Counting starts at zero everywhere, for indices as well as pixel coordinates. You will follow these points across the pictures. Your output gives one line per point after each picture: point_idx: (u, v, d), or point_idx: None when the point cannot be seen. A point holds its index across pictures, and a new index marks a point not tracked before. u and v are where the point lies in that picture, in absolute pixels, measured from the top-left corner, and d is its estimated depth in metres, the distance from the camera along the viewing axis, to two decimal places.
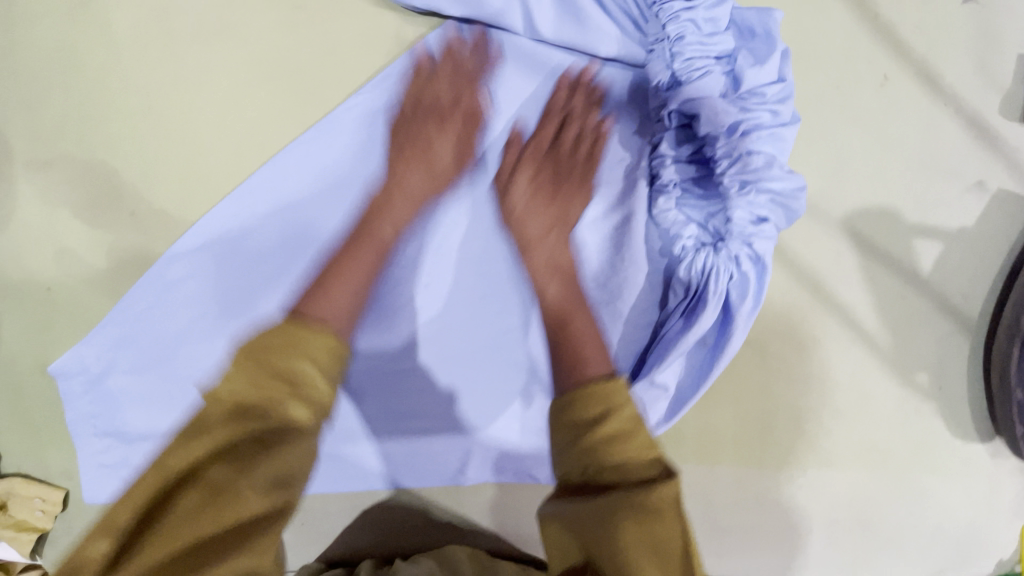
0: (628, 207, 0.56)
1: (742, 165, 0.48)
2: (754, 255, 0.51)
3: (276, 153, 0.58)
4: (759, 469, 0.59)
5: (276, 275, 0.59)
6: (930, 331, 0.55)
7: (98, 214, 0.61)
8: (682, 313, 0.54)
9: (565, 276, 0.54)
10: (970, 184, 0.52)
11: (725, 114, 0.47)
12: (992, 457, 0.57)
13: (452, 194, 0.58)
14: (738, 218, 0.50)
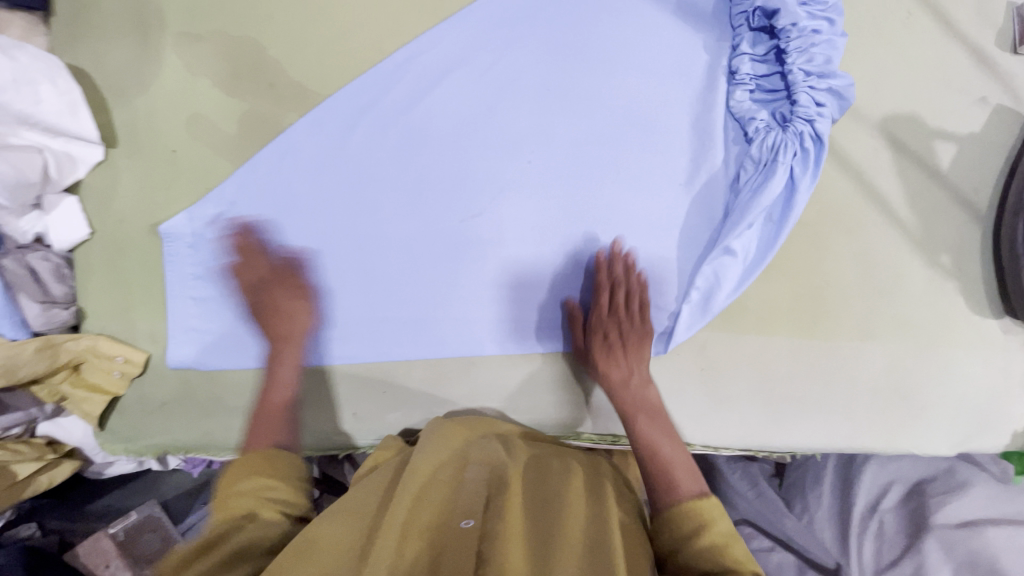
0: (709, 99, 0.66)
1: (808, 57, 0.60)
2: (815, 134, 0.62)
3: (411, 39, 0.67)
4: (813, 341, 0.68)
5: (400, 145, 0.68)
6: (951, 219, 0.66)
7: (238, 84, 0.69)
8: (754, 184, 0.64)
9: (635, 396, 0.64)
10: (976, 98, 0.65)
11: (799, 12, 0.59)
12: (1004, 332, 0.67)
13: (558, 83, 0.67)
14: (803, 101, 0.61)
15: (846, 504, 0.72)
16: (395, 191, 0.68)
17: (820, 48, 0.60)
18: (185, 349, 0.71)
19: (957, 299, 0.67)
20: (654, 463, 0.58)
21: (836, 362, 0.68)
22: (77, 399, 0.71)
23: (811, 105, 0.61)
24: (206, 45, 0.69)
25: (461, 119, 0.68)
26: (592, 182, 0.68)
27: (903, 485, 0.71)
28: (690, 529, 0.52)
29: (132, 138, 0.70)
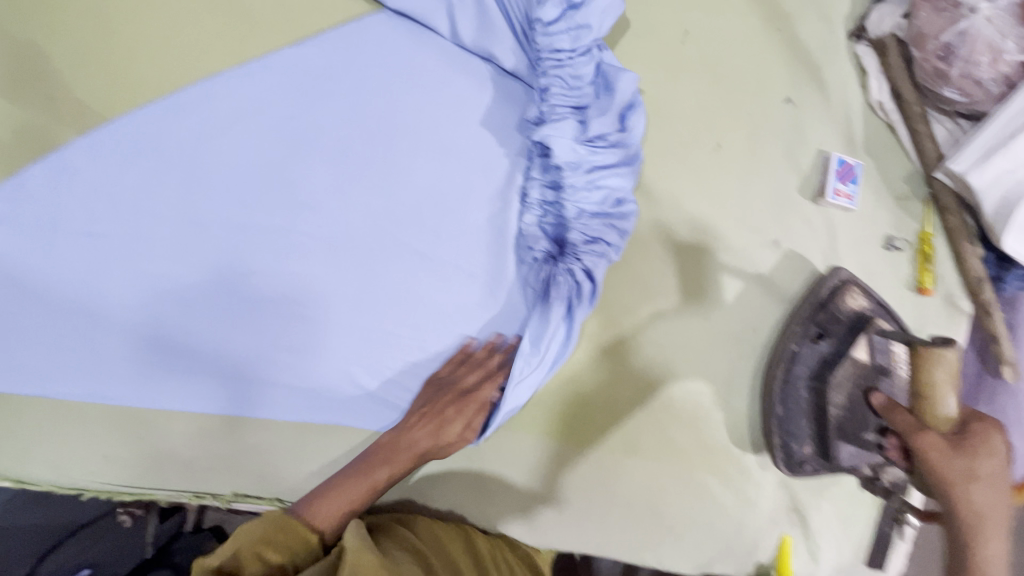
0: (505, 210, 0.65)
1: (584, 198, 0.60)
2: (587, 272, 0.62)
3: (201, 81, 0.62)
4: (580, 449, 0.68)
5: (182, 188, 0.64)
6: (727, 352, 0.67)
7: (14, 90, 0.63)
8: (535, 307, 0.64)
9: (981, 514, 0.51)
10: (768, 240, 0.66)
11: (572, 156, 0.58)
12: (761, 466, 0.69)
13: (355, 158, 0.64)
14: (575, 239, 0.61)
15: None
16: (173, 234, 0.65)
17: (602, 186, 0.60)
18: None
19: (721, 428, 0.68)
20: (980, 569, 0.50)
21: (598, 472, 0.68)
22: None
23: (585, 239, 0.61)
24: None
25: (251, 168, 0.64)
26: (381, 264, 0.66)
27: None
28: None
29: None
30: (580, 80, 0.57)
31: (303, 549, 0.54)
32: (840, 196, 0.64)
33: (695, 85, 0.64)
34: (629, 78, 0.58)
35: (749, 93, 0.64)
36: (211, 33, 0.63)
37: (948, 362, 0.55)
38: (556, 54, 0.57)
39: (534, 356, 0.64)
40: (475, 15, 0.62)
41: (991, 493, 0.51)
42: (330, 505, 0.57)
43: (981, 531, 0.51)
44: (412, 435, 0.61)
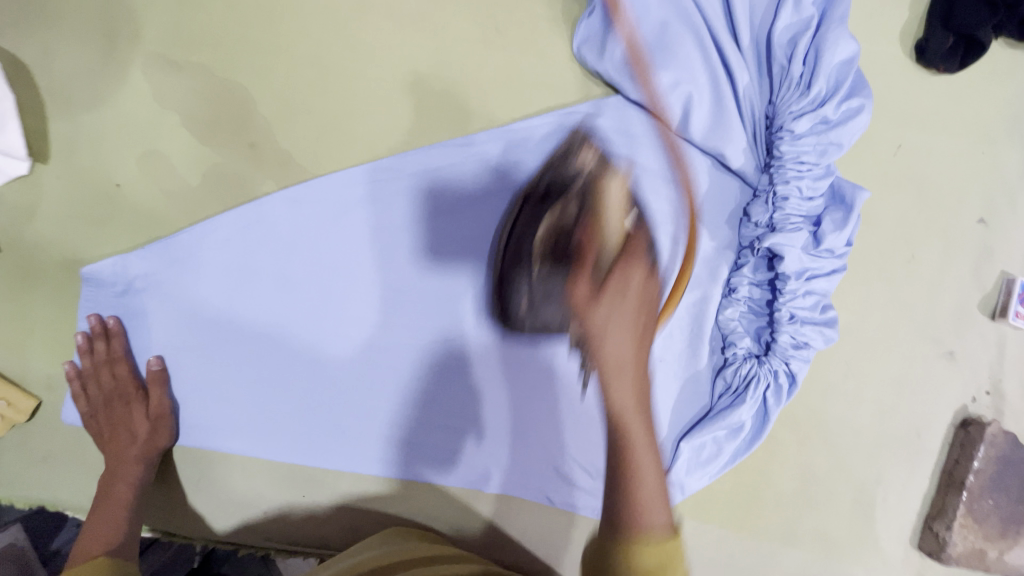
0: (706, 300, 0.64)
1: (798, 304, 0.60)
2: (790, 373, 0.62)
3: (423, 145, 0.60)
4: (742, 535, 0.69)
5: (383, 251, 0.61)
6: (889, 451, 0.69)
7: (212, 131, 0.59)
8: (726, 403, 0.63)
9: (619, 365, 0.54)
10: (943, 350, 0.68)
11: (800, 263, 0.59)
12: (905, 561, 0.72)
13: (563, 235, 0.62)
14: (783, 341, 0.61)
15: None
16: (370, 297, 0.62)
17: (812, 292, 0.61)
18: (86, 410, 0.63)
19: (873, 523, 0.70)
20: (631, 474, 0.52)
21: (753, 562, 0.69)
22: None
23: (793, 343, 0.61)
24: (183, 77, 0.58)
25: (454, 238, 0.61)
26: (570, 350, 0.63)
27: None
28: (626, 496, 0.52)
29: (68, 158, 0.59)
30: (816, 192, 0.58)
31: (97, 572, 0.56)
32: (1019, 317, 0.67)
33: (901, 197, 0.65)
34: (862, 196, 0.59)
35: (950, 210, 0.66)
36: (434, 96, 0.60)
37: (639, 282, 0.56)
38: (797, 167, 0.58)
39: (718, 450, 0.64)
40: (710, 108, 0.61)
41: (616, 319, 0.54)
42: (99, 529, 0.60)
43: (624, 429, 0.54)
44: (134, 468, 0.62)
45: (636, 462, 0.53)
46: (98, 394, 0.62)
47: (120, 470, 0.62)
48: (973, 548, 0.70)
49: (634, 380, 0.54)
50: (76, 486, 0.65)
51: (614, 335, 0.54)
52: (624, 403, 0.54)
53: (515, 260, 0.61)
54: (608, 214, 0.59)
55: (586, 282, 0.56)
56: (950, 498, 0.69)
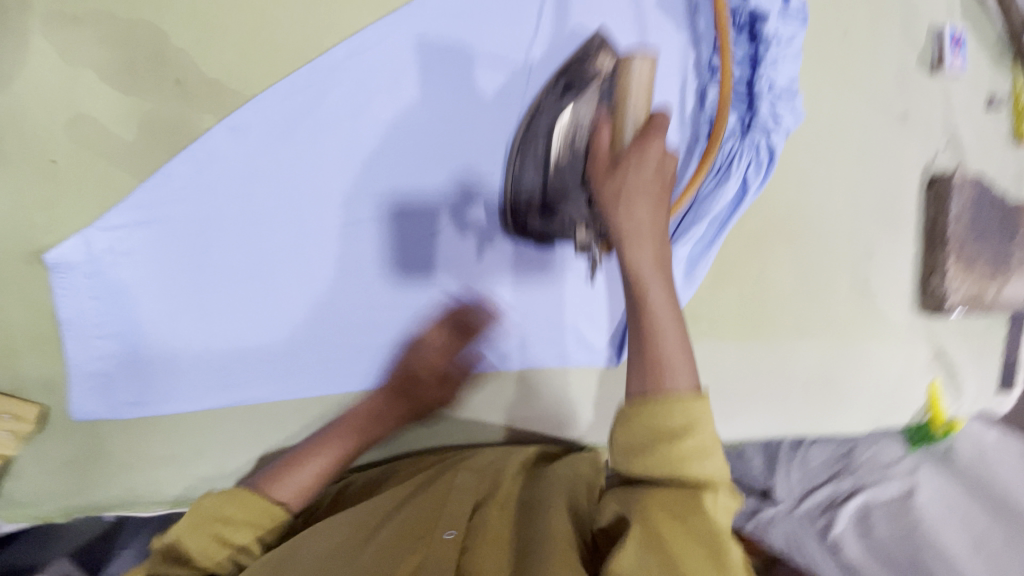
0: (683, 83, 0.66)
1: (772, 69, 0.62)
2: (769, 147, 0.63)
3: (352, 37, 0.59)
4: (760, 340, 0.71)
5: (344, 152, 0.61)
6: (871, 224, 0.72)
7: (136, 78, 0.57)
8: (714, 178, 0.64)
9: (636, 230, 0.47)
10: (897, 115, 0.71)
11: (773, 25, 0.61)
12: (909, 324, 0.75)
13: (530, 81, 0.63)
14: (762, 112, 0.62)
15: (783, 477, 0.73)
16: (345, 201, 0.62)
17: (789, 62, 0.62)
18: (92, 400, 0.61)
19: (873, 296, 0.74)
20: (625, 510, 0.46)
21: (772, 362, 0.72)
22: None
23: (770, 115, 0.63)
24: (87, 30, 0.56)
25: (411, 127, 0.62)
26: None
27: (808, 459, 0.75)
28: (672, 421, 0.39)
29: None
30: None
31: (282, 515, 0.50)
32: (956, 64, 0.70)
33: None
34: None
35: None
36: None
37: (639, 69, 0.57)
38: None
39: (694, 239, 0.65)
40: None
41: (634, 186, 0.48)
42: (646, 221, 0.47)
43: (634, 273, 0.46)
44: (647, 211, 0.48)
45: (641, 282, 0.46)
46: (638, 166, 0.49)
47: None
48: (971, 292, 0.73)
49: (653, 248, 0.47)
50: (104, 483, 0.62)
51: (631, 202, 0.48)
52: (636, 223, 0.47)
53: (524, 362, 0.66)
54: (628, 99, 0.56)
55: (599, 161, 0.52)
56: (938, 250, 0.72)
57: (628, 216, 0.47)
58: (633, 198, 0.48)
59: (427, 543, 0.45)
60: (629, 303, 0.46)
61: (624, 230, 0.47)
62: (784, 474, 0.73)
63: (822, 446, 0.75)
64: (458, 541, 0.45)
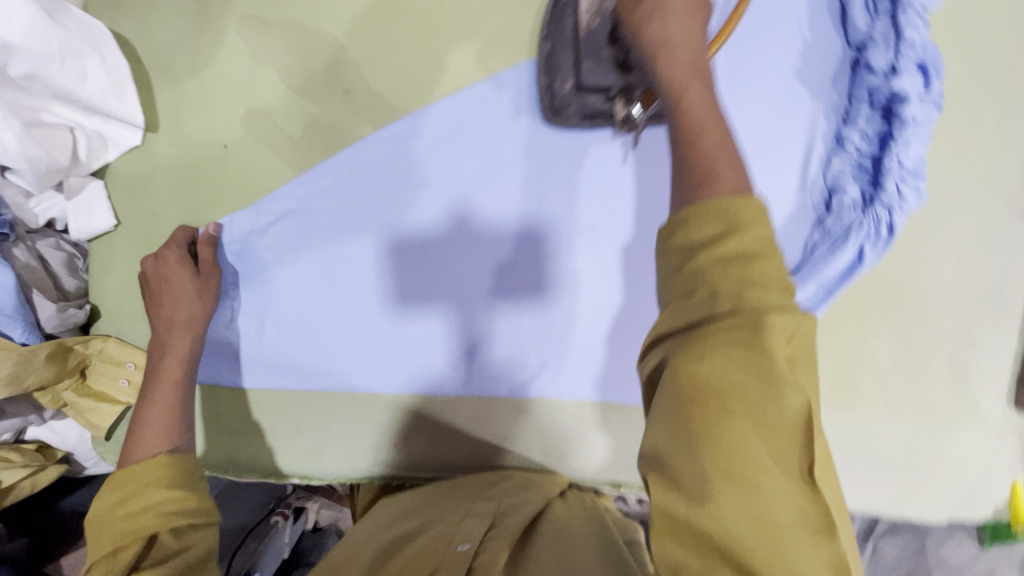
0: (811, 148, 0.66)
1: (903, 149, 0.64)
2: (890, 222, 0.65)
3: (505, 69, 0.64)
4: (846, 410, 0.72)
5: (477, 172, 0.63)
6: (976, 313, 0.72)
7: (309, 82, 0.63)
8: (830, 244, 0.66)
9: (665, 39, 0.45)
10: (1017, 210, 0.71)
11: (910, 108, 0.63)
12: (1004, 421, 0.73)
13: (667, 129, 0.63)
14: (889, 188, 0.64)
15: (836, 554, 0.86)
16: (469, 218, 0.64)
17: (919, 144, 0.64)
18: (220, 364, 0.67)
19: (968, 385, 0.73)
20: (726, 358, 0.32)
21: (856, 434, 0.72)
22: (83, 407, 0.64)
23: (895, 192, 0.64)
24: (274, 34, 0.62)
25: (541, 158, 0.63)
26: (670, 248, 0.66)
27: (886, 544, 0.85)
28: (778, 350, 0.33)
29: (176, 125, 0.63)
30: (923, 40, 0.63)
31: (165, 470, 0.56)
32: None
33: (955, 68, 0.68)
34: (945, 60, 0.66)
35: (1005, 73, 0.69)
36: None
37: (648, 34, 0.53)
38: (914, 21, 0.63)
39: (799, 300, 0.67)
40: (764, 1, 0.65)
41: (695, 92, 0.42)
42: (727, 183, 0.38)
43: (697, 134, 0.41)
44: (708, 114, 0.42)
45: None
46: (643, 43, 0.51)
47: (179, 313, 0.61)
48: None
49: (744, 188, 0.38)
50: (211, 444, 0.68)
51: (688, 80, 0.43)
52: (669, 32, 0.45)
53: (572, 409, 0.66)
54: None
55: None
56: None
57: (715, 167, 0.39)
58: (694, 94, 0.42)
59: (445, 550, 0.49)
60: (678, 138, 0.42)
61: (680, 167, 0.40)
62: None
63: (892, 538, 0.85)
64: (470, 552, 0.49)
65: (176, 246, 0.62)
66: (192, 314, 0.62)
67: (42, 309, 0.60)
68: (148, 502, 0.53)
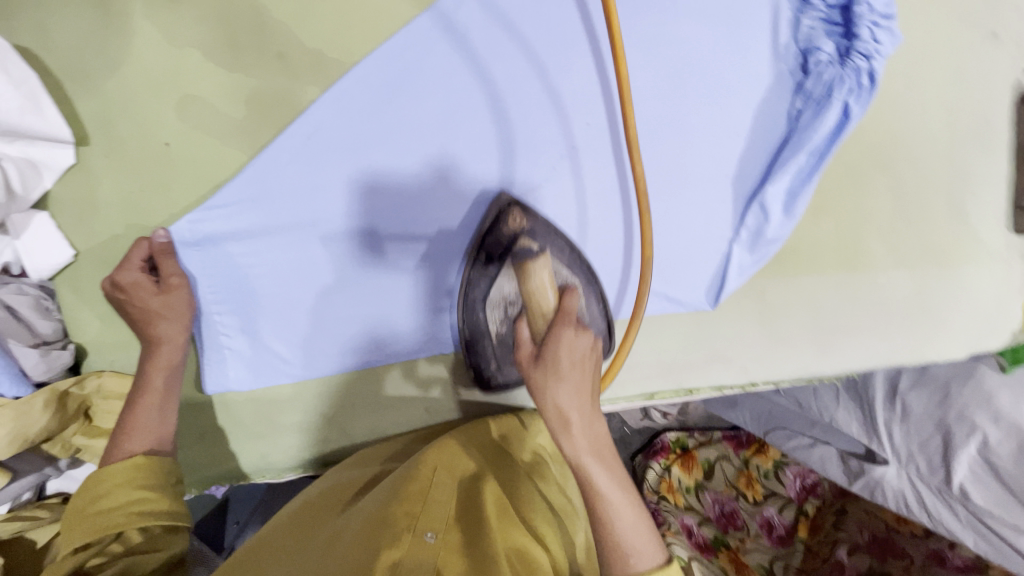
0: (778, 13, 0.63)
1: None
2: (872, 70, 0.62)
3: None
4: (856, 272, 0.71)
5: (444, 112, 0.61)
6: (965, 148, 0.71)
7: (239, 54, 0.58)
8: (814, 106, 0.63)
9: (563, 419, 0.50)
10: (987, 33, 0.69)
11: None
12: (1008, 247, 0.74)
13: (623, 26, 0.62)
14: (864, 36, 0.61)
15: (869, 420, 0.87)
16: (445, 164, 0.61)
17: None
18: (225, 372, 0.63)
19: (970, 220, 0.73)
20: (602, 510, 0.47)
21: (867, 293, 0.72)
22: (98, 447, 0.61)
23: (870, 39, 0.61)
24: (188, 9, 0.57)
25: (507, 87, 0.61)
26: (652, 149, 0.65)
27: (912, 402, 0.85)
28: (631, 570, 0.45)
29: (108, 132, 0.58)
30: None
31: (136, 475, 0.53)
32: None
33: None
34: None
35: None
36: None
37: (540, 267, 0.56)
38: None
39: (794, 170, 0.65)
40: None
41: (565, 398, 0.50)
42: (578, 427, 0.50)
43: (584, 473, 0.49)
44: (584, 429, 0.50)
45: (599, 487, 0.48)
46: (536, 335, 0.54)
47: (161, 330, 0.58)
48: None
49: (589, 435, 0.50)
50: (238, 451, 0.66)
51: (569, 420, 0.50)
52: (564, 407, 0.50)
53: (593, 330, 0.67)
54: (538, 297, 0.55)
55: (524, 349, 0.54)
56: None
57: (573, 413, 0.50)
58: (566, 384, 0.51)
59: (409, 539, 0.47)
60: (584, 495, 0.49)
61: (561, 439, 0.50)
62: (884, 431, 0.86)
63: (919, 394, 0.85)
64: (436, 547, 0.47)
65: (132, 268, 0.58)
66: (181, 329, 0.59)
67: (25, 360, 0.56)
68: (121, 500, 0.51)
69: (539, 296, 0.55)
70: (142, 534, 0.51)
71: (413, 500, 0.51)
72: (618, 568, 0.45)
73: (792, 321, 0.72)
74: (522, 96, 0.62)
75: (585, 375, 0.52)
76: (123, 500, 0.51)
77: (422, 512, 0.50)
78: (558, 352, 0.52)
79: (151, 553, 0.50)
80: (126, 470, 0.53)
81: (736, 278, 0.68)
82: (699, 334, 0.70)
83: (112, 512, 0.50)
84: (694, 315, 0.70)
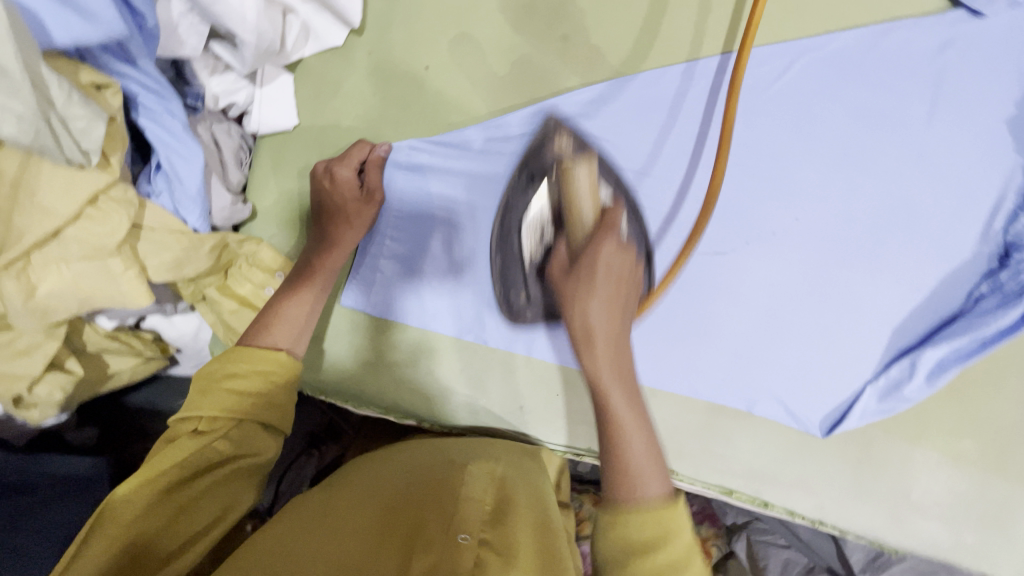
0: (1005, 200, 0.64)
1: None
2: None
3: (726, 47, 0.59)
4: (962, 463, 0.70)
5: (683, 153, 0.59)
6: None
7: (527, 21, 0.60)
8: (999, 296, 0.65)
9: (587, 333, 0.51)
10: None
11: None
12: None
13: (868, 150, 0.63)
14: None
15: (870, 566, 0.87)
16: (660, 194, 0.60)
17: None
18: (366, 295, 0.63)
19: None
20: (620, 441, 0.48)
21: (965, 489, 0.71)
22: (223, 308, 0.61)
23: None
24: None
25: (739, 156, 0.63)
26: (831, 273, 0.66)
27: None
28: (640, 540, 0.43)
29: (381, 35, 0.59)
30: None
31: (268, 369, 0.52)
32: None
33: None
34: None
35: None
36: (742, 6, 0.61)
37: (583, 174, 0.57)
38: None
39: (954, 345, 0.66)
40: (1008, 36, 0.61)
41: (592, 310, 0.51)
42: (612, 365, 0.51)
43: (601, 389, 0.50)
44: (610, 345, 0.51)
45: (632, 449, 0.48)
46: (580, 237, 0.54)
47: (341, 234, 0.59)
48: None
49: (612, 349, 0.51)
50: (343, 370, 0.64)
51: (609, 360, 0.51)
52: (590, 322, 0.51)
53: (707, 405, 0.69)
54: (576, 203, 0.55)
55: (557, 258, 0.55)
56: None
57: (608, 269, 0.52)
58: (595, 274, 0.52)
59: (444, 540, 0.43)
60: (607, 433, 0.50)
61: (599, 354, 0.51)
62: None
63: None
64: (473, 549, 0.43)
65: (349, 165, 0.59)
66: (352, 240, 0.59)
67: (216, 199, 0.54)
68: (246, 388, 0.50)
69: (584, 199, 0.56)
70: (258, 430, 0.50)
71: (439, 487, 0.50)
72: (625, 491, 0.46)
73: (879, 479, 0.71)
74: (745, 170, 0.63)
75: (611, 345, 0.51)
76: (251, 389, 0.50)
77: (462, 495, 0.49)
78: (580, 255, 0.53)
79: (254, 456, 0.50)
80: (262, 356, 0.52)
81: (856, 420, 0.68)
82: (791, 453, 0.70)
83: (236, 399, 0.49)
84: (796, 434, 0.70)
